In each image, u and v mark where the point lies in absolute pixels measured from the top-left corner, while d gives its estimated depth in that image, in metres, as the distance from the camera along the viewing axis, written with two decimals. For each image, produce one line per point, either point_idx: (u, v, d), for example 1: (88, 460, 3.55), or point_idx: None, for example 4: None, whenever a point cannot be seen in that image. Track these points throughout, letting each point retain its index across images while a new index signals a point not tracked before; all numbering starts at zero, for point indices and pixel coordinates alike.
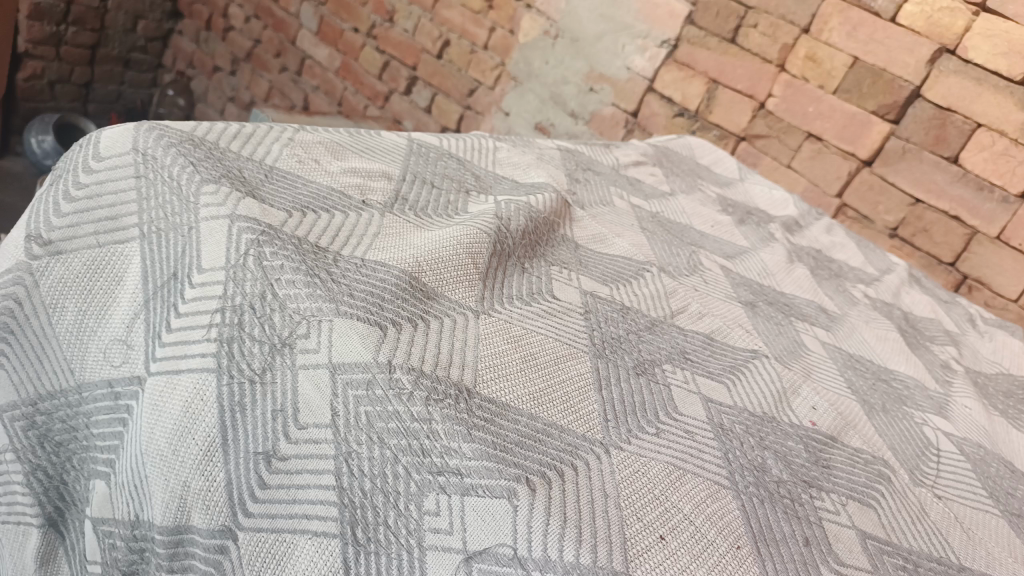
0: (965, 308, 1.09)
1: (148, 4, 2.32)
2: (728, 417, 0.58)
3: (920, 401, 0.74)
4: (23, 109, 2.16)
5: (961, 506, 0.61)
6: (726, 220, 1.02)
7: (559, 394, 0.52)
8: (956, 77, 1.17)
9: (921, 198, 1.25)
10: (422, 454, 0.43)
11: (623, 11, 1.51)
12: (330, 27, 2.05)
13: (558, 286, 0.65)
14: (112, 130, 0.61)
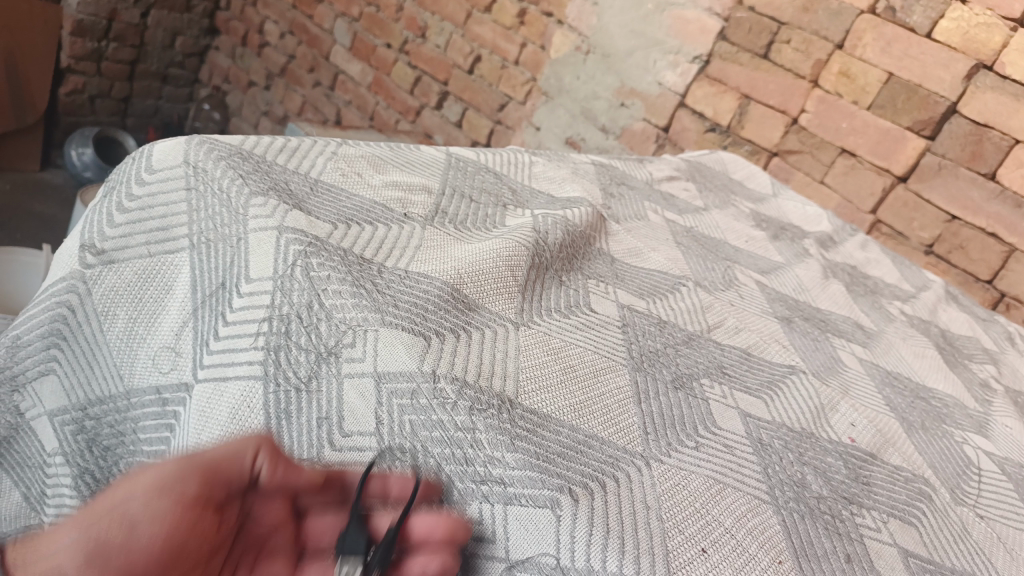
0: (1004, 326, 1.07)
1: (186, 21, 2.37)
2: (767, 432, 0.58)
3: (959, 419, 0.73)
4: (64, 123, 2.21)
5: (1005, 526, 0.60)
6: (760, 235, 1.02)
7: (599, 407, 0.52)
8: (993, 93, 1.15)
9: (957, 215, 1.24)
10: (466, 463, 0.44)
11: (654, 27, 1.52)
12: (362, 43, 2.08)
13: (595, 300, 0.65)
14: (164, 145, 0.64)
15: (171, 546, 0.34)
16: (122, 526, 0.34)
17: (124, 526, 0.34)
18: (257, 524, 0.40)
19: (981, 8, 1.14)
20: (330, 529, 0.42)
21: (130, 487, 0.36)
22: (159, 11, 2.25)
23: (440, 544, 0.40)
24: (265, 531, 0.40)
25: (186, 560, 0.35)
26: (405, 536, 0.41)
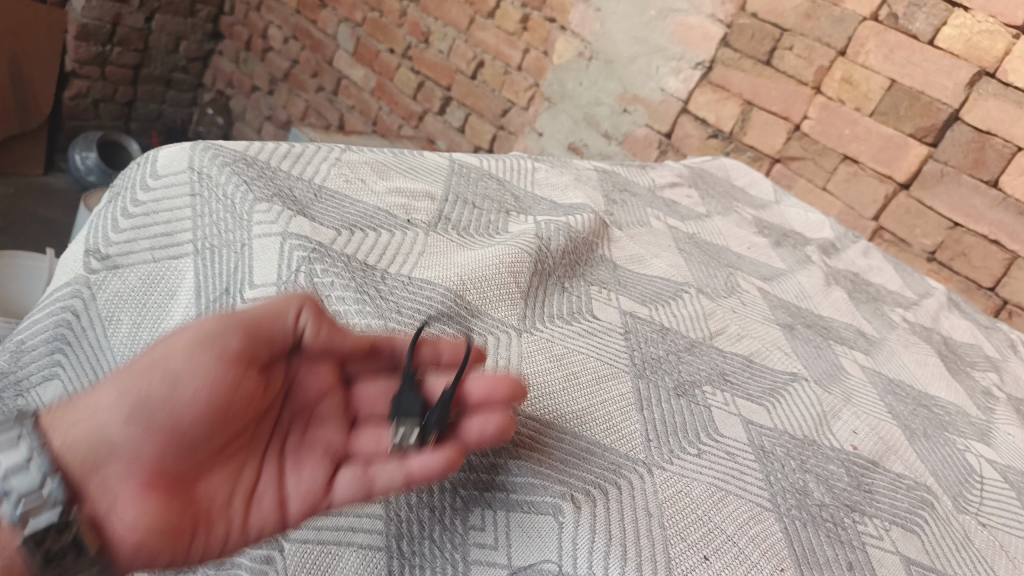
0: (1006, 334, 1.07)
1: (189, 25, 2.38)
2: (769, 439, 0.58)
3: (961, 427, 0.73)
4: (68, 127, 2.22)
5: (1007, 535, 0.59)
6: (762, 242, 1.02)
7: (602, 414, 0.52)
8: (995, 100, 1.15)
9: (960, 222, 1.24)
10: (470, 470, 0.45)
11: (657, 33, 1.52)
12: (366, 48, 2.09)
13: (597, 306, 0.65)
14: (169, 150, 0.64)
15: (217, 398, 0.38)
16: (165, 375, 0.37)
17: (167, 377, 0.37)
18: (305, 387, 0.44)
19: (984, 15, 1.14)
20: (380, 394, 0.47)
21: (172, 340, 0.39)
22: (162, 16, 2.26)
23: (499, 401, 0.44)
24: (311, 395, 0.44)
25: (230, 408, 0.39)
26: (461, 399, 0.44)
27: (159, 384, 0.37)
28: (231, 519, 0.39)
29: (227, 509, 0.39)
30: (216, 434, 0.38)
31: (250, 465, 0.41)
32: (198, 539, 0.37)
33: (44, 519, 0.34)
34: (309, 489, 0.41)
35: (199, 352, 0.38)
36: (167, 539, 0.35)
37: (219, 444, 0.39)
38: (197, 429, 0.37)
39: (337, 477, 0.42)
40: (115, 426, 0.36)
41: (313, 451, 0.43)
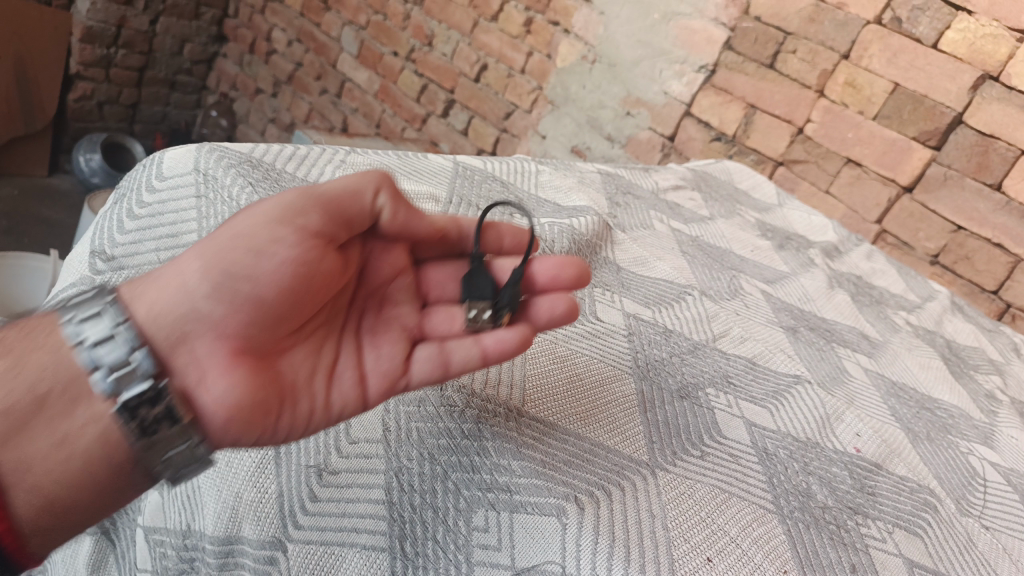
0: (1009, 337, 1.07)
1: (194, 28, 2.38)
2: (772, 441, 0.58)
3: (965, 430, 0.73)
4: (73, 129, 2.23)
5: (1010, 538, 0.59)
6: (765, 245, 1.02)
7: (606, 416, 0.53)
8: (999, 104, 1.15)
9: (963, 225, 1.24)
10: (474, 470, 0.45)
11: (660, 37, 1.52)
12: (369, 51, 2.09)
13: (601, 308, 0.66)
14: (174, 152, 0.64)
15: (296, 278, 0.45)
16: (249, 252, 0.44)
17: (252, 254, 0.44)
18: (378, 272, 0.53)
19: (987, 19, 1.14)
20: (447, 278, 0.56)
21: (253, 219, 0.45)
22: (167, 18, 2.26)
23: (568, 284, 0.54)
24: (382, 278, 0.53)
25: (311, 286, 0.46)
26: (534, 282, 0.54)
27: (244, 262, 0.44)
28: (313, 392, 0.47)
29: (312, 381, 0.47)
30: (293, 310, 0.46)
31: (326, 343, 0.49)
32: (284, 408, 0.45)
33: (136, 392, 0.42)
34: (384, 361, 0.49)
35: (277, 228, 0.45)
36: (258, 406, 0.43)
37: (298, 321, 0.46)
38: (280, 305, 0.45)
39: (410, 354, 0.50)
40: (206, 300, 0.43)
41: (385, 329, 0.51)
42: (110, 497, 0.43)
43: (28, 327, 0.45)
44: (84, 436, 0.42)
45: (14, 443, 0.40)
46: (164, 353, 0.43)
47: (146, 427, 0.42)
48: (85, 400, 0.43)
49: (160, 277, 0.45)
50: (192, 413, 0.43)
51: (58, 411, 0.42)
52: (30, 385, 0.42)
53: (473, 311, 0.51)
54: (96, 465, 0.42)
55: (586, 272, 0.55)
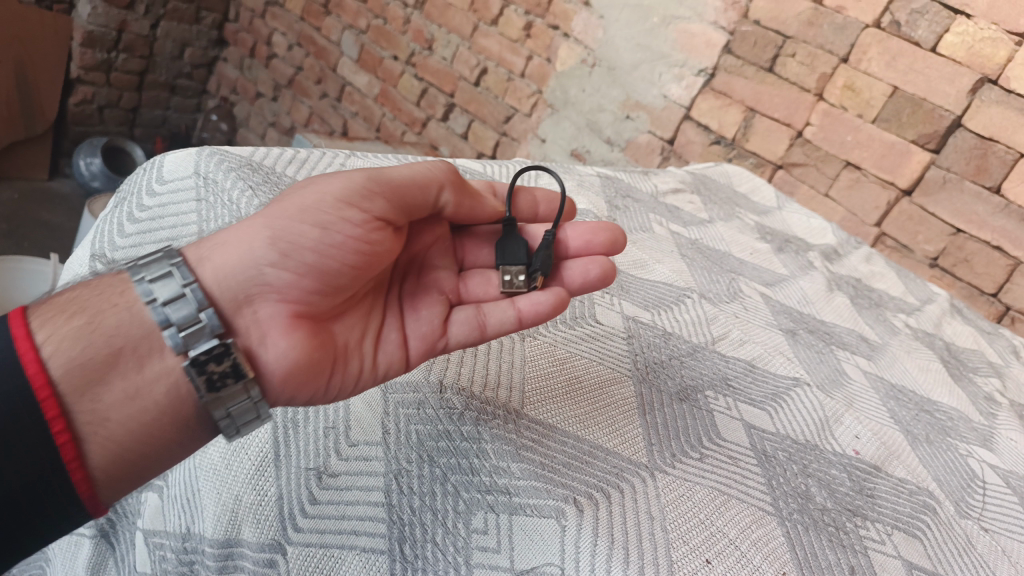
0: (1009, 340, 1.07)
1: (195, 32, 2.38)
2: (771, 444, 0.58)
3: (964, 432, 0.73)
4: (73, 132, 2.23)
5: (1009, 539, 0.59)
6: (764, 248, 1.02)
7: (605, 418, 0.53)
8: (998, 107, 1.15)
9: (962, 228, 1.25)
10: (473, 472, 0.46)
11: (660, 41, 1.52)
12: (370, 55, 2.09)
13: (601, 311, 0.66)
14: (174, 155, 0.64)
15: (358, 253, 0.49)
16: (317, 229, 0.47)
17: (320, 230, 0.47)
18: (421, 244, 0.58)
19: (986, 22, 1.14)
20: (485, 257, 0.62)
21: (319, 195, 0.48)
22: (168, 23, 2.26)
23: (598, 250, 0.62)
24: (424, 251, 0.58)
25: (369, 260, 0.50)
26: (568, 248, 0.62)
27: (312, 237, 0.47)
28: (362, 353, 0.51)
29: (360, 344, 0.52)
30: (350, 282, 0.50)
31: (372, 308, 0.54)
32: (336, 369, 0.50)
33: (205, 348, 0.45)
34: (426, 326, 0.54)
35: (345, 206, 0.48)
36: (313, 367, 0.48)
37: (351, 291, 0.51)
38: (341, 277, 0.49)
39: (448, 317, 0.55)
40: (272, 269, 0.47)
41: (428, 295, 0.56)
42: (170, 449, 0.47)
43: (103, 281, 0.48)
44: (154, 389, 0.45)
45: (89, 395, 0.44)
46: (228, 313, 0.47)
47: (214, 383, 0.45)
48: (155, 355, 0.46)
49: (227, 243, 0.48)
50: (255, 370, 0.47)
51: (130, 366, 0.45)
52: (106, 340, 0.44)
53: (509, 276, 0.57)
54: (164, 419, 0.46)
55: (620, 237, 0.62)
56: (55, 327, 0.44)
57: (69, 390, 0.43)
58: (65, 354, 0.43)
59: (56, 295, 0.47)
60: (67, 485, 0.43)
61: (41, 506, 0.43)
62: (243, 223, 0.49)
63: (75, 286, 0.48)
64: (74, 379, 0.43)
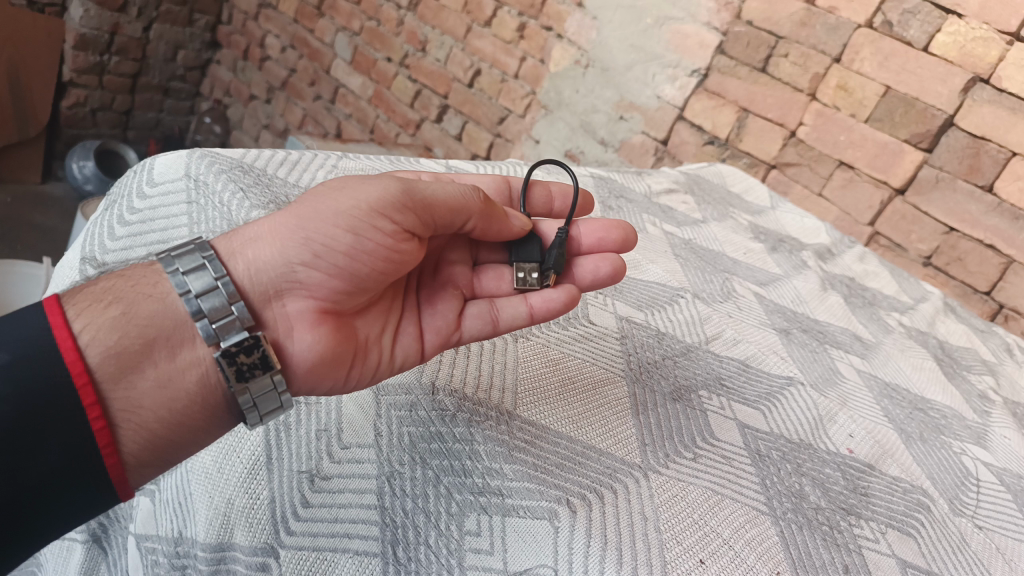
0: (1002, 338, 1.07)
1: (188, 35, 2.37)
2: (765, 443, 0.58)
3: (958, 430, 0.73)
4: (66, 135, 2.23)
5: (1003, 537, 0.59)
6: (758, 248, 1.02)
7: (598, 417, 0.53)
8: (990, 107, 1.15)
9: (956, 227, 1.25)
10: (465, 474, 0.45)
11: (653, 41, 1.52)
12: (363, 57, 2.09)
13: (593, 311, 0.66)
14: (165, 157, 0.64)
15: (386, 257, 0.49)
16: (346, 233, 0.48)
17: (351, 233, 0.48)
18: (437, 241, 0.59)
19: (977, 22, 1.14)
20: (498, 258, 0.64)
21: (353, 198, 0.49)
22: (161, 25, 2.26)
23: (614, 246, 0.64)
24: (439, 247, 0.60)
25: (396, 262, 0.51)
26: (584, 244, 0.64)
27: (341, 241, 0.48)
28: (382, 346, 0.53)
29: (380, 338, 0.53)
30: (376, 283, 0.51)
31: (393, 303, 0.55)
32: (356, 362, 0.51)
33: (235, 340, 0.46)
34: (443, 321, 0.56)
35: (375, 215, 0.49)
36: (335, 360, 0.50)
37: (376, 289, 0.52)
38: (367, 278, 0.50)
39: (461, 312, 0.57)
40: (303, 267, 0.48)
41: (444, 290, 0.59)
42: (197, 437, 0.48)
43: (136, 271, 0.50)
44: (186, 379, 0.47)
45: (124, 383, 0.45)
46: (258, 306, 0.49)
47: (243, 373, 0.46)
48: (187, 345, 0.47)
49: (263, 238, 0.49)
50: (281, 360, 0.49)
51: (163, 355, 0.46)
52: (141, 330, 0.46)
53: (523, 273, 0.60)
54: (192, 407, 0.47)
55: (630, 235, 0.64)
56: (92, 317, 0.46)
57: (105, 378, 0.44)
58: (102, 342, 0.45)
59: (90, 287, 0.49)
60: (102, 470, 0.44)
61: (74, 488, 0.44)
62: (276, 218, 0.50)
63: (109, 277, 0.50)
64: (110, 367, 0.45)
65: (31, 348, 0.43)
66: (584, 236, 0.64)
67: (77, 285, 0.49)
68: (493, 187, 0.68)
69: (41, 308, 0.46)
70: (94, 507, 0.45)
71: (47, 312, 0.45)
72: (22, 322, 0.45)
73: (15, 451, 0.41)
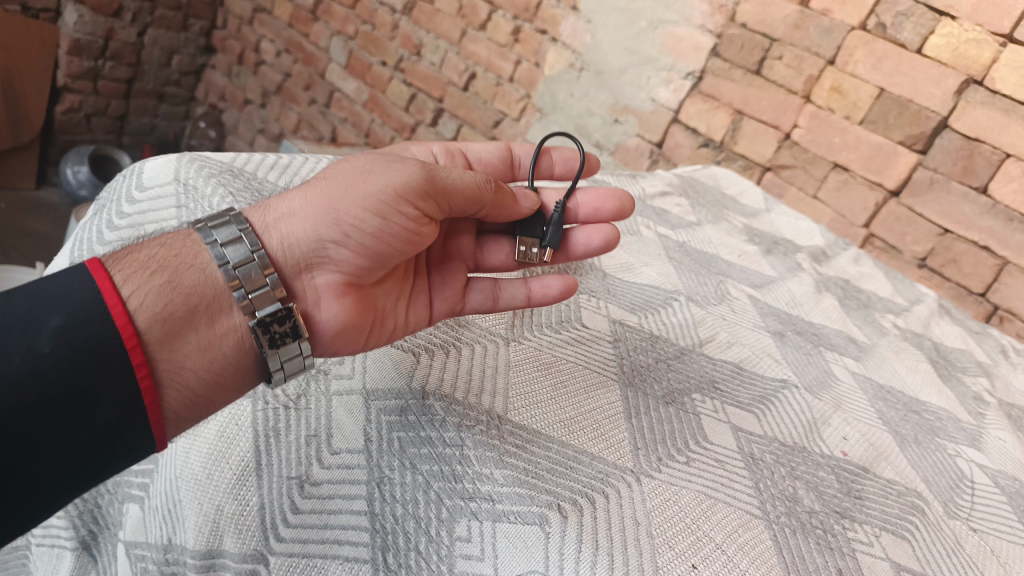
0: (997, 340, 1.07)
1: (183, 40, 2.37)
2: (758, 446, 0.57)
3: (952, 432, 0.73)
4: (60, 141, 2.22)
5: (998, 540, 0.59)
6: (752, 250, 1.02)
7: (590, 421, 0.53)
8: (983, 108, 1.15)
9: (950, 229, 1.25)
10: (455, 479, 0.45)
11: (647, 44, 1.52)
12: (358, 61, 2.09)
13: (586, 315, 0.66)
14: (154, 162, 0.64)
15: (408, 238, 0.52)
16: (374, 216, 0.50)
17: (379, 218, 0.50)
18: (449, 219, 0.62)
19: (970, 24, 1.14)
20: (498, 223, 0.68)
21: (383, 182, 0.51)
22: (155, 30, 2.25)
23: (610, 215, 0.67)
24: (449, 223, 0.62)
25: (417, 242, 0.53)
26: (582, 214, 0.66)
27: (369, 224, 0.50)
28: (397, 314, 0.57)
29: (395, 307, 0.57)
30: (399, 258, 0.54)
31: (407, 275, 0.59)
32: (373, 329, 0.55)
33: (269, 310, 0.49)
34: (450, 294, 0.60)
35: (401, 200, 0.51)
36: (357, 328, 0.53)
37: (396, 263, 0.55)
38: (390, 257, 0.53)
39: (467, 283, 0.61)
40: (334, 246, 0.51)
41: (451, 263, 0.62)
42: (228, 399, 0.50)
43: (167, 240, 0.50)
44: (224, 346, 0.48)
45: (170, 348, 0.46)
46: (290, 278, 0.51)
47: (276, 340, 0.49)
48: (226, 314, 0.49)
49: (298, 214, 0.51)
50: (309, 328, 0.52)
51: (203, 323, 0.48)
52: (185, 298, 0.47)
53: (524, 248, 0.63)
54: (226, 370, 0.49)
55: (626, 203, 0.67)
56: (139, 283, 0.46)
57: (153, 341, 0.45)
58: (150, 307, 0.45)
59: (125, 252, 0.48)
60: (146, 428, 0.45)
61: (120, 444, 0.44)
62: (310, 194, 0.52)
63: (139, 244, 0.50)
64: (158, 332, 0.45)
65: (79, 310, 0.43)
66: (583, 204, 0.66)
67: (107, 252, 0.49)
68: (496, 156, 0.70)
69: (85, 271, 0.45)
70: (136, 457, 0.46)
71: (92, 275, 0.45)
72: (67, 283, 0.44)
73: (69, 409, 0.41)
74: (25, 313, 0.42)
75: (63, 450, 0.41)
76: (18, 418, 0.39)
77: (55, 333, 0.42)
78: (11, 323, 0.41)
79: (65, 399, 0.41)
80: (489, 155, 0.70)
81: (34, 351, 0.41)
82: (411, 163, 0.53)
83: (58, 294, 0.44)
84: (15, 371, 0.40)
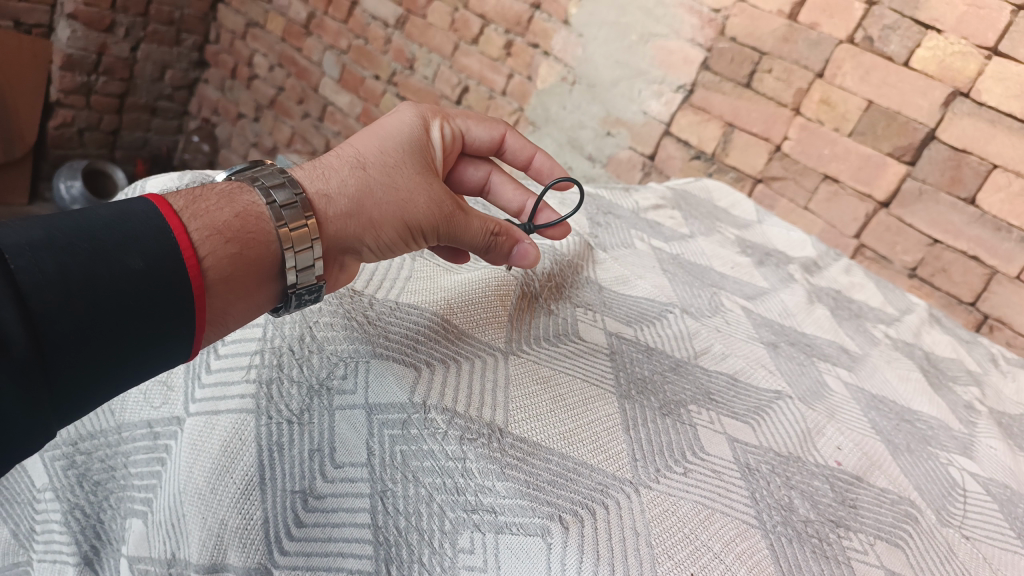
0: (987, 348, 1.08)
1: (175, 54, 2.37)
2: (754, 457, 0.58)
3: (943, 441, 0.74)
4: (52, 155, 2.22)
5: (989, 546, 0.60)
6: (745, 262, 1.04)
7: (588, 433, 0.53)
8: (969, 119, 1.17)
9: (939, 238, 1.26)
10: (458, 492, 0.46)
11: (638, 57, 1.54)
12: (351, 75, 2.10)
13: (584, 328, 0.67)
14: (155, 181, 0.65)
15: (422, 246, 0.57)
16: (403, 241, 0.55)
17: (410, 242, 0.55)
18: None
19: (955, 37, 1.16)
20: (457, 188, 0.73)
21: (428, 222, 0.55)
22: (148, 45, 2.25)
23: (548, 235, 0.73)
24: None
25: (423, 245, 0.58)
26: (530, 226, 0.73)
27: (397, 246, 0.56)
28: None
29: None
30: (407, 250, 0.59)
31: None
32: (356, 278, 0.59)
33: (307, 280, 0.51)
34: None
35: (428, 233, 0.56)
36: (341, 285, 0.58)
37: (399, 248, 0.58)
38: (401, 251, 0.57)
39: None
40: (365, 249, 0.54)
41: None
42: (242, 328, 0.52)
43: (235, 204, 0.48)
44: (262, 298, 0.50)
45: (223, 310, 0.47)
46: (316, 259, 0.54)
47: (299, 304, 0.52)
48: (273, 280, 0.50)
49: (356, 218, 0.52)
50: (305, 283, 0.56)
51: (252, 297, 0.49)
52: (249, 272, 0.48)
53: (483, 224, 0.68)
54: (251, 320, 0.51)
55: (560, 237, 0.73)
56: (219, 250, 0.46)
57: (213, 296, 0.46)
58: (221, 269, 0.46)
59: (195, 206, 0.47)
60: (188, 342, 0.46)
61: (169, 349, 0.45)
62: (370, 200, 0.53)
63: (204, 197, 0.48)
64: (220, 295, 0.46)
65: (155, 253, 0.43)
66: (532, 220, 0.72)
67: (172, 197, 0.47)
68: (489, 142, 0.70)
69: (158, 214, 0.44)
70: (172, 362, 0.46)
71: (166, 222, 0.44)
72: (145, 221, 0.43)
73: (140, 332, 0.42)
74: (110, 246, 0.41)
75: (124, 345, 0.42)
76: (90, 338, 0.40)
77: (136, 276, 0.42)
78: (93, 251, 0.41)
79: (133, 329, 0.42)
80: (482, 142, 0.70)
81: (115, 287, 0.41)
82: (450, 202, 0.56)
83: (133, 230, 0.43)
84: (97, 304, 0.40)
